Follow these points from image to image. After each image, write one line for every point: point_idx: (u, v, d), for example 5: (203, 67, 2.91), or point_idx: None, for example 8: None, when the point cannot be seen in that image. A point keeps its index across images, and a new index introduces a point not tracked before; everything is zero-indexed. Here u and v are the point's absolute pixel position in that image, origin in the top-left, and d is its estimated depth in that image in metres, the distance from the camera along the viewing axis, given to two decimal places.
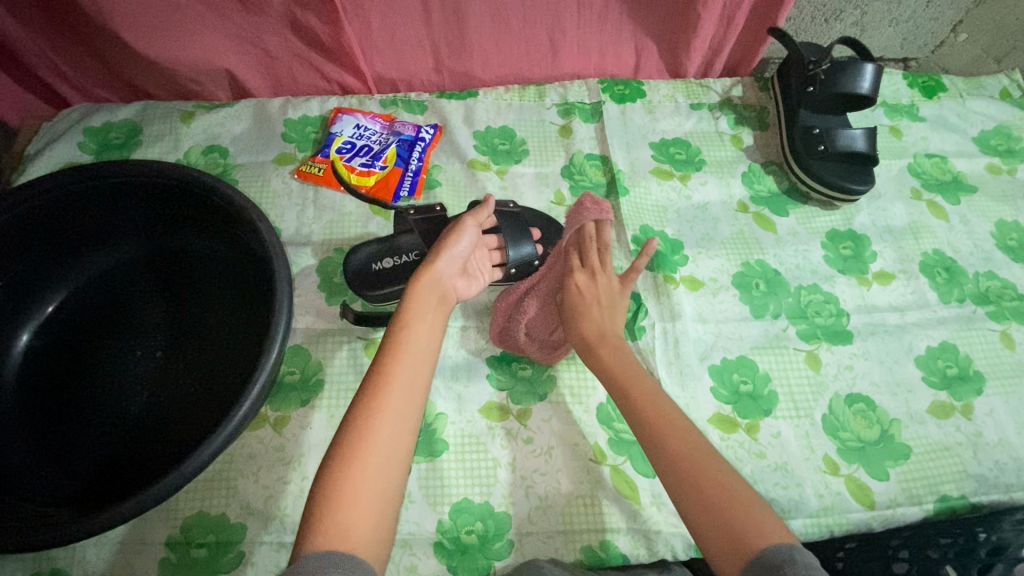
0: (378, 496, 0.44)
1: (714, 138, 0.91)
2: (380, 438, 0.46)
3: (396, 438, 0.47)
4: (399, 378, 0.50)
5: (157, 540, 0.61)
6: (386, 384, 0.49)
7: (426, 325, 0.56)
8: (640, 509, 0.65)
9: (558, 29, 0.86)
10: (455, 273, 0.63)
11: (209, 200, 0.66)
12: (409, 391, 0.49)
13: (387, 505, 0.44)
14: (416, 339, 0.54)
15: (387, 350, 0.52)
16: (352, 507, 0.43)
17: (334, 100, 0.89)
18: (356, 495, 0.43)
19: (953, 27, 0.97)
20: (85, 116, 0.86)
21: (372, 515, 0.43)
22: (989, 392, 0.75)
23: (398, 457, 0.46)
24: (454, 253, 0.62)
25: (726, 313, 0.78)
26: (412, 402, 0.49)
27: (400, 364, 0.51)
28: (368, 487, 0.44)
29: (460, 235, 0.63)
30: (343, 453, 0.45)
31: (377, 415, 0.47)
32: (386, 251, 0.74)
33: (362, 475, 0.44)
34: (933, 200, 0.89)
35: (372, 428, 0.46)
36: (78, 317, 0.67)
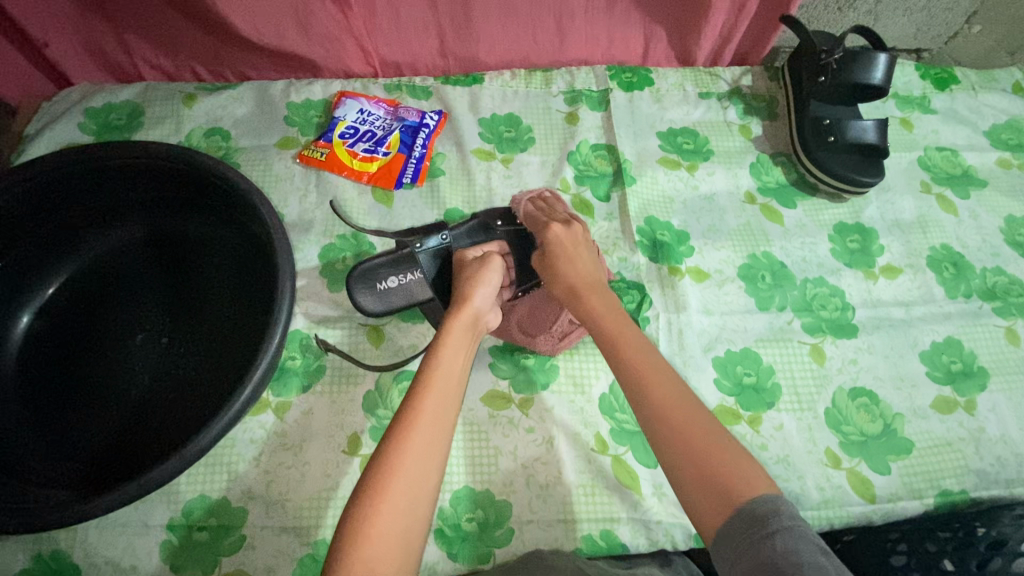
0: (405, 528, 0.43)
1: (723, 128, 0.90)
2: (407, 473, 0.44)
3: (425, 470, 0.45)
4: (427, 410, 0.48)
5: (160, 522, 0.61)
6: (415, 416, 0.48)
7: (456, 355, 0.54)
8: (641, 500, 0.65)
9: (566, 13, 0.84)
10: (488, 311, 0.61)
11: (210, 183, 0.65)
12: (438, 420, 0.48)
13: (413, 544, 0.43)
14: (445, 365, 0.52)
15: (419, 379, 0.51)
16: (378, 542, 0.41)
17: (337, 84, 0.87)
18: (381, 535, 0.42)
19: (968, 18, 0.96)
20: (85, 96, 0.84)
21: (398, 548, 0.42)
22: (992, 388, 0.75)
23: (425, 487, 0.45)
24: (487, 291, 0.60)
25: (731, 305, 0.77)
26: (441, 432, 0.48)
27: (431, 392, 0.49)
28: (394, 519, 0.43)
29: (490, 271, 0.62)
30: (371, 483, 0.44)
31: (404, 447, 0.46)
32: (390, 265, 0.69)
33: (390, 507, 0.43)
34: (943, 193, 0.88)
35: (398, 463, 0.45)
36: (77, 301, 0.66)
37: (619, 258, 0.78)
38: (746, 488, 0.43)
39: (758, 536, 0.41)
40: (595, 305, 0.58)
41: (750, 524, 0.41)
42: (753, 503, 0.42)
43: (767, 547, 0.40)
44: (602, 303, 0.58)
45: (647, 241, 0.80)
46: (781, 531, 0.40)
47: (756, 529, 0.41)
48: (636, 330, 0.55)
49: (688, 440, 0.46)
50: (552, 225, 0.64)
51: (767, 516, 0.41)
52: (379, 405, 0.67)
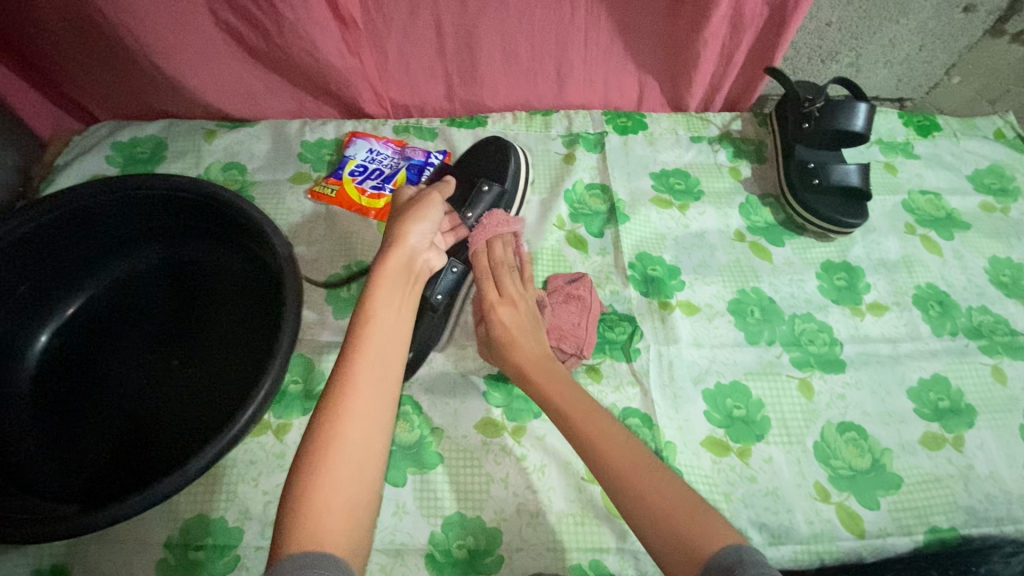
0: (351, 492, 0.45)
1: (713, 170, 0.94)
2: (351, 435, 0.47)
3: (366, 431, 0.48)
4: (365, 367, 0.50)
5: (157, 540, 0.62)
6: (352, 378, 0.49)
7: (394, 311, 0.56)
8: (631, 530, 0.66)
9: (565, 63, 0.90)
10: (425, 247, 0.64)
11: (226, 214, 0.69)
12: (375, 375, 0.50)
13: (364, 499, 0.46)
14: (380, 321, 0.54)
15: (355, 334, 0.53)
16: (331, 502, 0.44)
17: (349, 124, 0.93)
18: (331, 495, 0.44)
19: (947, 69, 1.01)
20: (113, 131, 0.91)
21: (349, 507, 0.45)
22: (980, 425, 0.76)
23: (371, 444, 0.48)
24: (422, 227, 0.64)
25: (720, 339, 0.79)
26: (382, 389, 0.50)
27: (365, 357, 0.51)
28: (344, 482, 0.45)
29: (426, 209, 0.65)
30: (315, 445, 0.46)
31: (343, 410, 0.48)
32: None
33: (336, 467, 0.45)
34: (927, 235, 0.91)
35: (339, 424, 0.47)
36: (94, 320, 0.70)
37: (612, 292, 0.81)
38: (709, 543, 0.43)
39: None
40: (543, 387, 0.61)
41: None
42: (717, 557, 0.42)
43: None
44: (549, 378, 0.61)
45: (639, 276, 0.83)
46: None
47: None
48: (579, 393, 0.59)
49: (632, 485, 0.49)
50: (498, 311, 0.67)
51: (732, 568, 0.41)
52: None
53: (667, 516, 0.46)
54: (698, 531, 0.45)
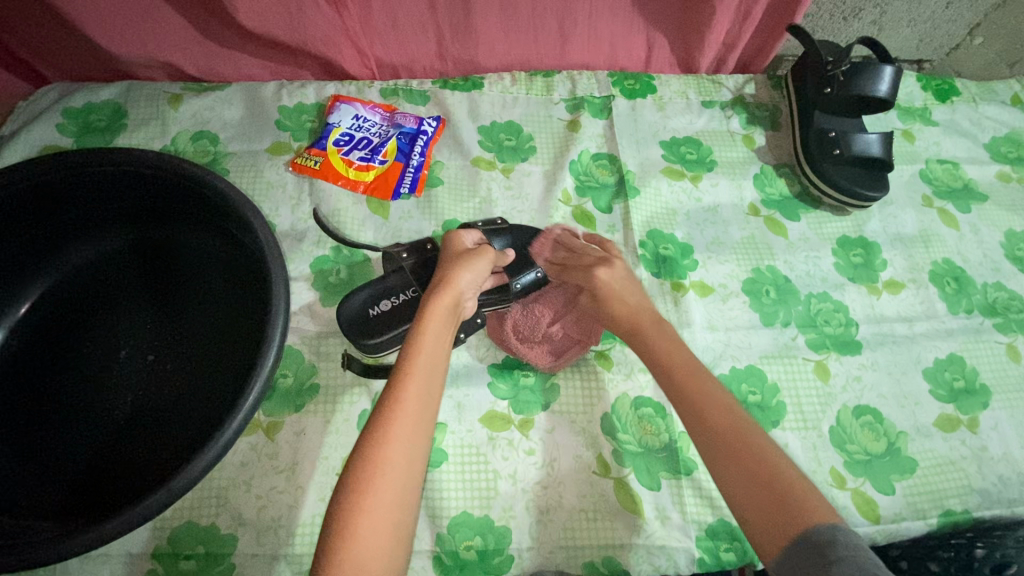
0: (388, 530, 0.43)
1: (726, 138, 0.88)
2: (391, 466, 0.46)
3: (407, 465, 0.46)
4: (410, 400, 0.49)
5: (143, 551, 0.58)
6: (397, 410, 0.48)
7: (438, 343, 0.54)
8: (644, 524, 0.63)
9: (569, 19, 0.82)
10: (468, 297, 0.61)
11: (201, 193, 0.61)
12: (417, 410, 0.49)
13: (401, 538, 0.44)
14: (425, 356, 0.52)
15: (400, 370, 0.51)
16: (367, 539, 0.42)
17: (330, 87, 0.84)
18: (370, 530, 0.43)
19: (970, 29, 0.95)
20: (64, 96, 0.80)
21: (384, 550, 0.43)
22: (994, 406, 0.74)
23: (408, 482, 0.46)
24: (473, 276, 0.60)
25: (735, 321, 0.76)
26: (421, 427, 0.49)
27: (411, 390, 0.50)
28: (380, 522, 0.43)
29: (479, 258, 0.61)
30: (356, 478, 0.45)
31: (385, 440, 0.46)
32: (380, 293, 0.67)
33: (373, 506, 0.44)
34: (944, 207, 0.87)
35: (380, 454, 0.46)
36: (58, 315, 0.63)
37: None
38: (807, 516, 0.44)
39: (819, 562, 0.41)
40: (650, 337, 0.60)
41: (810, 555, 0.42)
42: (814, 530, 0.43)
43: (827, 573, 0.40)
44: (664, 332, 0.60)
45: (650, 255, 0.78)
46: (840, 561, 0.40)
47: (817, 561, 0.41)
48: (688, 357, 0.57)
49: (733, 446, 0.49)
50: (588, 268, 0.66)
51: (826, 545, 0.41)
52: None
53: (781, 487, 0.46)
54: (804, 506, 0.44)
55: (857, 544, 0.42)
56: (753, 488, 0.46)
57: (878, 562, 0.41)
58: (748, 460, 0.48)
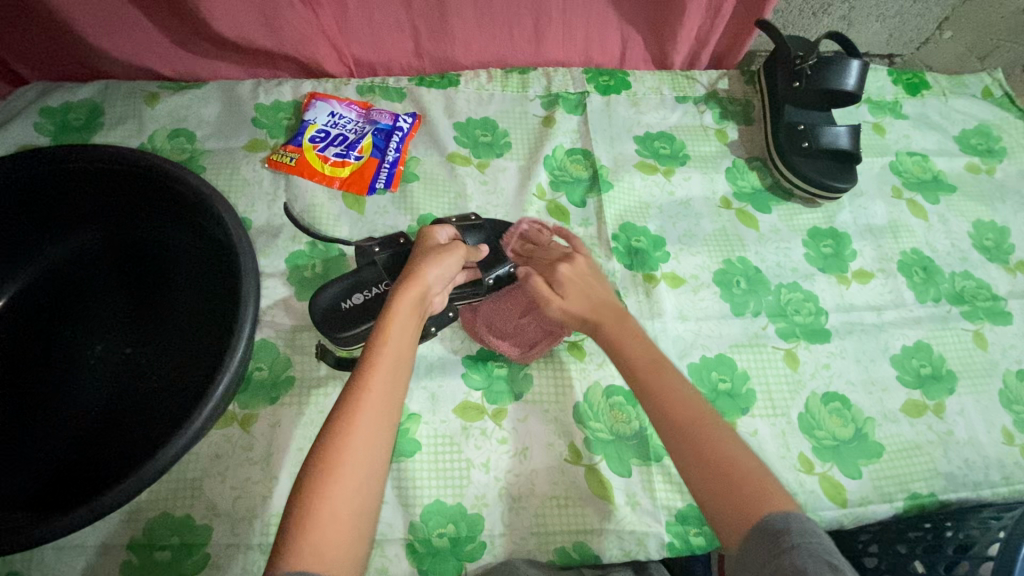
0: (351, 517, 0.44)
1: (699, 132, 0.90)
2: (355, 454, 0.46)
3: (371, 454, 0.47)
4: (375, 391, 0.50)
5: (119, 542, 0.59)
6: (362, 400, 0.49)
7: (405, 335, 0.55)
8: (615, 510, 0.64)
9: (543, 16, 0.83)
10: (437, 290, 0.61)
11: (173, 189, 0.62)
12: (383, 401, 0.50)
13: (364, 525, 0.45)
14: (392, 347, 0.53)
15: (367, 361, 0.52)
16: (330, 526, 0.43)
17: (308, 85, 0.85)
18: (333, 516, 0.44)
19: (939, 24, 0.97)
20: (41, 95, 0.81)
21: (347, 536, 0.44)
22: (960, 392, 0.76)
23: (373, 471, 0.47)
24: (442, 270, 0.60)
25: (706, 311, 0.77)
26: (386, 417, 0.50)
27: (376, 381, 0.51)
28: (343, 509, 0.44)
29: (450, 253, 0.62)
30: (320, 467, 0.45)
31: (350, 430, 0.47)
32: (353, 286, 0.68)
33: (336, 493, 0.45)
34: (913, 198, 0.89)
35: (345, 443, 0.47)
36: (32, 310, 0.63)
37: (595, 265, 0.78)
38: (761, 504, 0.45)
39: (776, 552, 0.41)
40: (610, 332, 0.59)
41: (767, 542, 0.42)
42: (772, 521, 0.43)
43: (784, 562, 0.40)
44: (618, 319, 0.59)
45: (622, 248, 0.79)
46: (794, 548, 0.41)
47: (770, 549, 0.41)
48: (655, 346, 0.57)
49: (696, 439, 0.49)
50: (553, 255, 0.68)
51: (781, 533, 0.42)
52: None
53: (736, 478, 0.47)
54: (762, 498, 0.45)
55: (811, 531, 0.43)
56: (713, 481, 0.47)
57: (829, 550, 0.41)
58: (713, 455, 0.48)
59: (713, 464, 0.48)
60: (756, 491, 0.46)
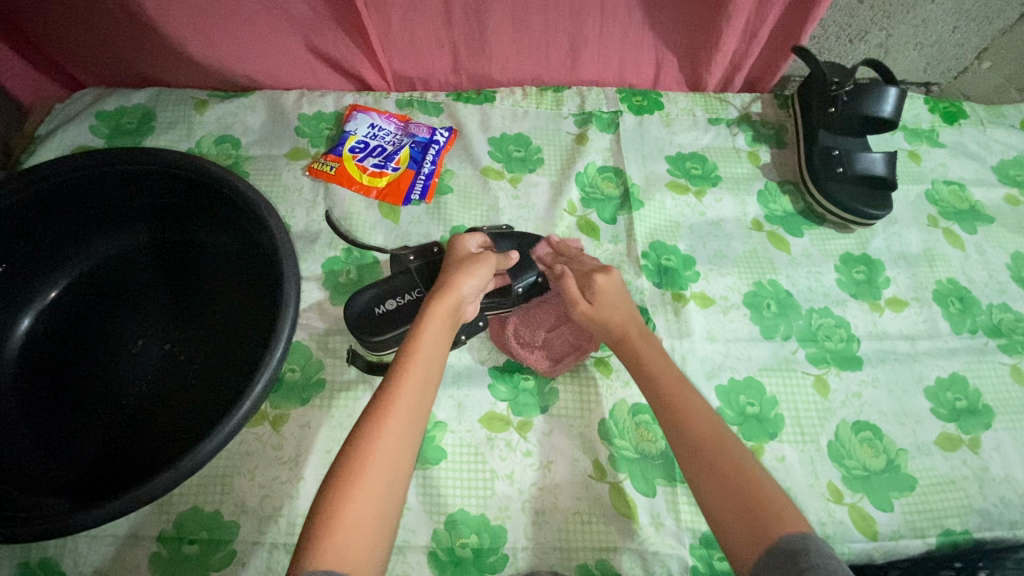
0: (373, 519, 0.45)
1: (731, 154, 0.90)
2: (380, 458, 0.47)
3: (396, 457, 0.48)
4: (402, 397, 0.51)
5: (150, 534, 0.60)
6: (390, 405, 0.50)
7: (437, 344, 0.56)
8: (638, 529, 0.64)
9: (580, 37, 0.85)
10: (470, 299, 0.62)
11: (221, 192, 0.65)
12: (411, 406, 0.51)
13: (386, 528, 0.45)
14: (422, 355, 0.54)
15: (397, 368, 0.53)
16: (351, 527, 0.44)
17: (349, 97, 0.88)
18: (355, 518, 0.44)
19: (978, 54, 0.96)
20: (97, 99, 0.85)
21: (369, 538, 0.44)
22: (996, 427, 0.74)
23: (397, 474, 0.48)
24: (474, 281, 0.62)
25: (735, 333, 0.76)
26: (412, 423, 0.51)
27: (405, 387, 0.52)
28: (366, 509, 0.45)
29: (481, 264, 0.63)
30: (346, 468, 0.47)
31: (376, 432, 0.49)
32: (387, 293, 0.70)
33: (361, 494, 0.45)
34: (950, 228, 0.88)
35: (371, 445, 0.48)
36: (81, 304, 0.66)
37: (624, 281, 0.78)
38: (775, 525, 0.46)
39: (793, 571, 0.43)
40: (639, 350, 0.62)
41: (784, 561, 0.44)
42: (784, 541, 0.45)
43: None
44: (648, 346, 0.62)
45: (652, 265, 0.80)
46: (811, 567, 0.42)
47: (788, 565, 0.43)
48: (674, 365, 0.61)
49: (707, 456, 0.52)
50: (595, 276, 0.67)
51: (799, 552, 0.44)
52: None
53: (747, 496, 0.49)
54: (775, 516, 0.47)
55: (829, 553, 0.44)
56: (729, 496, 0.49)
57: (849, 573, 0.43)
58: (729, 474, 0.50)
59: (737, 484, 0.49)
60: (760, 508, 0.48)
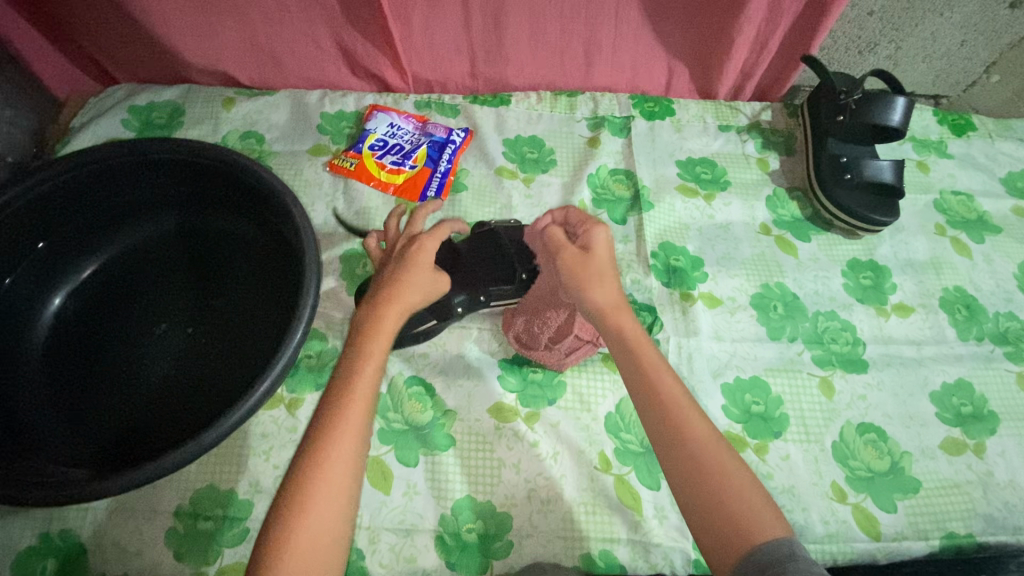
0: (326, 540, 0.46)
1: (741, 160, 0.92)
2: (326, 485, 0.47)
3: (345, 481, 0.48)
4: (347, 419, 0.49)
5: (167, 509, 0.62)
6: (333, 429, 0.49)
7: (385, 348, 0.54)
8: (642, 521, 0.65)
9: (594, 43, 0.87)
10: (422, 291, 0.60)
11: (246, 181, 0.67)
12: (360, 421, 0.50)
13: (339, 543, 0.47)
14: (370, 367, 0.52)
15: (342, 383, 0.51)
16: (302, 552, 0.45)
17: (370, 97, 0.91)
18: (305, 543, 0.45)
19: (987, 67, 0.97)
20: (129, 95, 0.88)
21: (323, 556, 0.45)
22: (1002, 433, 0.74)
23: (346, 496, 0.48)
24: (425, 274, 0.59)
25: (742, 333, 0.78)
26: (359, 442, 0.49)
27: (349, 406, 0.50)
28: (320, 526, 0.46)
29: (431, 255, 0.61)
30: (293, 494, 0.46)
31: (321, 460, 0.47)
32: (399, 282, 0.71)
33: (311, 520, 0.46)
34: (957, 237, 0.89)
35: (317, 473, 0.47)
36: (106, 287, 0.69)
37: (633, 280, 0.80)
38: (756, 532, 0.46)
39: None
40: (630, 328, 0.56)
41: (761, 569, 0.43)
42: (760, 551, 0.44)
43: None
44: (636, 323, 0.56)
45: (661, 265, 0.81)
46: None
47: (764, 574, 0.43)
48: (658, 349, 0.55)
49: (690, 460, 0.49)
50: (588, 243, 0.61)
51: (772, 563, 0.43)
52: (390, 408, 0.68)
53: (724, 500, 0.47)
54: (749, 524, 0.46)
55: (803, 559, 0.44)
56: (705, 501, 0.48)
57: None
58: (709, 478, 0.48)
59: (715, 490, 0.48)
60: (738, 517, 0.47)
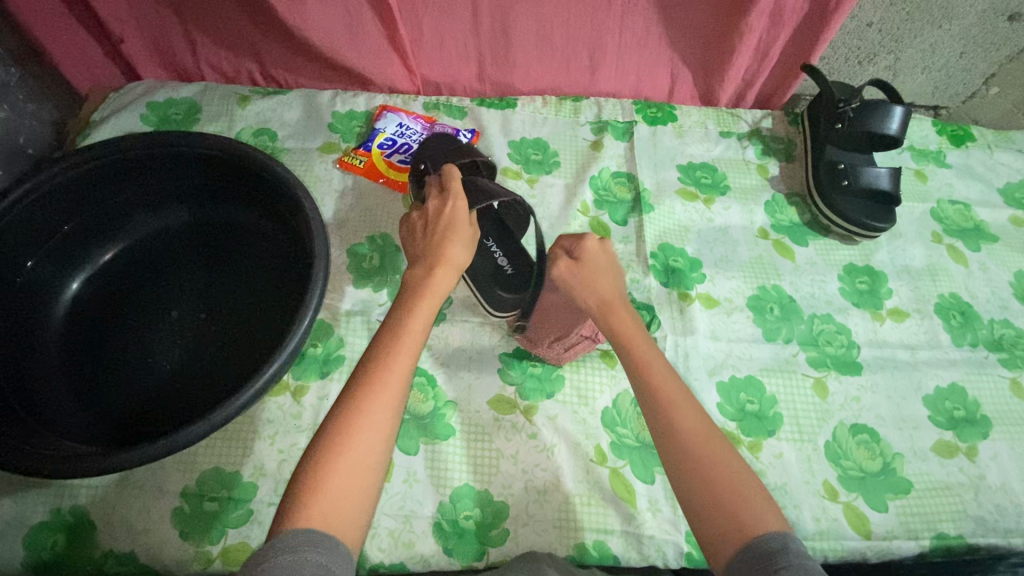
0: (358, 485, 0.47)
1: (740, 166, 0.94)
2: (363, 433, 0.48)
3: (380, 430, 0.49)
4: (390, 370, 0.51)
5: (174, 489, 0.64)
6: (375, 379, 0.51)
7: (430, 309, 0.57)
8: (636, 514, 0.66)
9: (599, 50, 0.90)
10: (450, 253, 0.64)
11: (259, 175, 0.70)
12: (396, 388, 0.51)
13: (367, 493, 0.47)
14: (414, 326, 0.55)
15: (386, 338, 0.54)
16: (332, 496, 0.45)
17: (380, 98, 0.93)
18: (337, 486, 0.46)
19: (985, 80, 0.99)
20: (148, 91, 0.91)
21: (353, 502, 0.46)
22: (994, 437, 0.75)
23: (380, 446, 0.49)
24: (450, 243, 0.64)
25: (738, 333, 0.79)
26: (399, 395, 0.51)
27: (392, 360, 0.52)
28: (353, 479, 0.47)
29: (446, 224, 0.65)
30: (331, 438, 0.47)
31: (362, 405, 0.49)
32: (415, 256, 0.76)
33: (345, 465, 0.47)
34: (953, 244, 0.90)
35: (357, 418, 0.48)
36: (122, 274, 0.71)
37: (632, 280, 0.81)
38: (758, 522, 0.46)
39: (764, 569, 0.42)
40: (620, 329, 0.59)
41: (757, 559, 0.43)
42: (763, 539, 0.44)
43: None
44: (629, 318, 0.60)
45: (660, 266, 0.83)
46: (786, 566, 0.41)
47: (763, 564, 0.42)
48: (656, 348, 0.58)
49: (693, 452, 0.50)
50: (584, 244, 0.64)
51: (776, 551, 0.43)
52: None
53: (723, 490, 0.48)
54: (753, 513, 0.46)
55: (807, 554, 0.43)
56: (706, 491, 0.48)
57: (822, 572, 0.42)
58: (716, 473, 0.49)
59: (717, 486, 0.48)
60: (741, 505, 0.47)
